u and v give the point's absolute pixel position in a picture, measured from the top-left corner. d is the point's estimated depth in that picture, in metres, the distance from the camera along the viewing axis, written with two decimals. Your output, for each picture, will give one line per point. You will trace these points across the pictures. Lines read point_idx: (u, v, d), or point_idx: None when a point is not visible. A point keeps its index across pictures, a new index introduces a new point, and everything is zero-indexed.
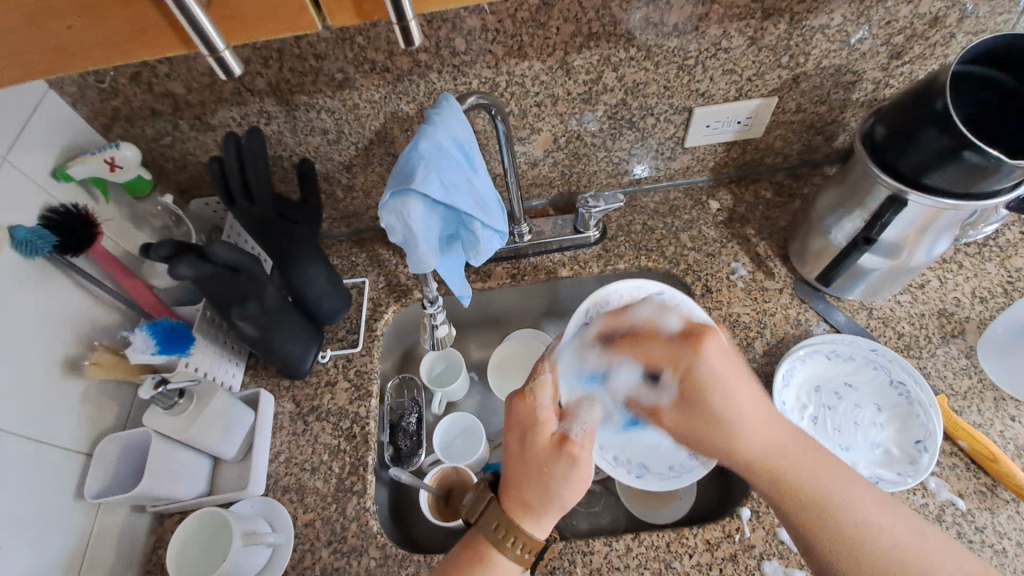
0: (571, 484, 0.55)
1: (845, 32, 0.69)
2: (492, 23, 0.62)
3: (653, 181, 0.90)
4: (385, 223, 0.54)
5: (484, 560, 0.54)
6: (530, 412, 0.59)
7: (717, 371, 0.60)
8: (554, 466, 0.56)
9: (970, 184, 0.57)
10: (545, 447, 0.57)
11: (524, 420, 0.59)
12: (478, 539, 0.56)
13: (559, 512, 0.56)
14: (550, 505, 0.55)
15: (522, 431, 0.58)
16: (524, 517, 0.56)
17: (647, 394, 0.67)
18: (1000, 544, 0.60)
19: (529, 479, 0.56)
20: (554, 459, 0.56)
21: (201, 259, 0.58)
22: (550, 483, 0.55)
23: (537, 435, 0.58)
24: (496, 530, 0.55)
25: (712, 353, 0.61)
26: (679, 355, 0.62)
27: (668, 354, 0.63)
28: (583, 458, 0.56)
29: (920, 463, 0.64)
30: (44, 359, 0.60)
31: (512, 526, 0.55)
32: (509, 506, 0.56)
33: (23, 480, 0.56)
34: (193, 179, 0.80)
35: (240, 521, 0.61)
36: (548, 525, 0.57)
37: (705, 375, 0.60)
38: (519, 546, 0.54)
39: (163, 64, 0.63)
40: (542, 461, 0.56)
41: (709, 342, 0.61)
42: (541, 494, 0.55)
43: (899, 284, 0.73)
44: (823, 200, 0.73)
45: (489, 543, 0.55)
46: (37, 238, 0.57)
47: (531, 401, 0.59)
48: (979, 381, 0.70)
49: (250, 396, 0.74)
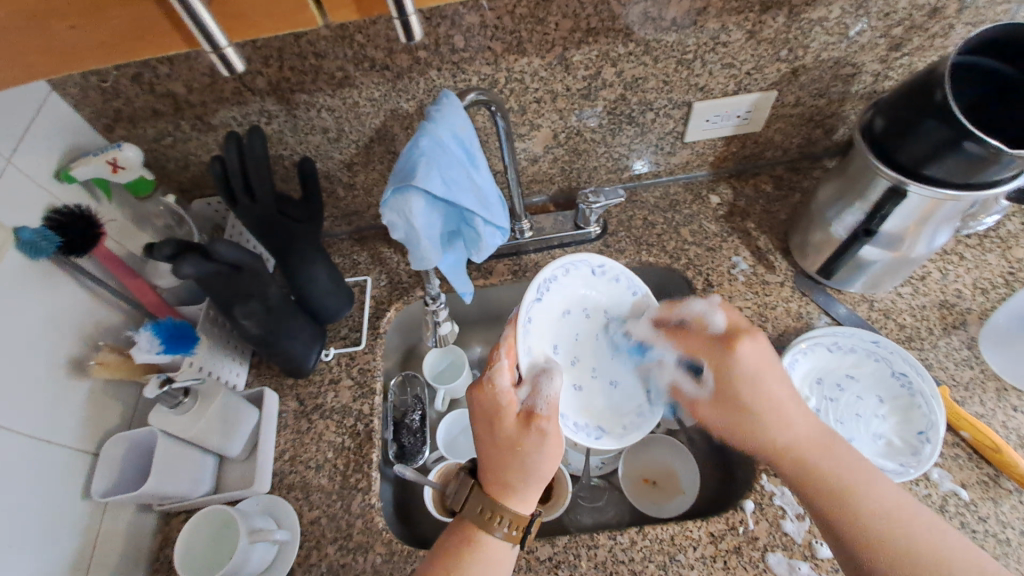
0: (546, 457, 0.57)
1: (844, 24, 0.69)
2: (491, 19, 0.63)
3: (653, 177, 0.90)
4: (387, 220, 0.54)
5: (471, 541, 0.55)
6: (489, 397, 0.58)
7: (751, 370, 0.63)
8: (526, 445, 0.56)
9: (970, 174, 0.57)
10: (511, 428, 0.57)
11: (487, 406, 0.58)
12: (464, 524, 0.56)
13: (540, 483, 0.57)
14: (530, 480, 0.56)
15: (487, 418, 0.58)
16: (507, 497, 0.56)
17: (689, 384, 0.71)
18: (1003, 533, 0.61)
19: (504, 460, 0.57)
20: (524, 437, 0.56)
21: (203, 258, 0.58)
22: (523, 463, 0.56)
23: (505, 419, 0.57)
24: (482, 513, 0.56)
25: (745, 352, 0.63)
26: (716, 357, 0.65)
27: (706, 347, 0.67)
28: (552, 431, 0.57)
29: (922, 454, 0.64)
30: (49, 359, 0.60)
31: (497, 507, 0.56)
32: (492, 489, 0.57)
33: (32, 481, 0.56)
34: (195, 179, 0.80)
35: (245, 518, 0.61)
36: (531, 499, 0.57)
37: (739, 372, 0.64)
38: (506, 524, 0.55)
39: (164, 65, 0.63)
40: (513, 442, 0.56)
41: (745, 342, 0.64)
42: (517, 474, 0.56)
43: (901, 275, 0.73)
44: (823, 192, 0.73)
45: (476, 525, 0.56)
46: (40, 239, 0.57)
47: (490, 390, 0.58)
48: (981, 371, 0.70)
49: (255, 395, 0.74)
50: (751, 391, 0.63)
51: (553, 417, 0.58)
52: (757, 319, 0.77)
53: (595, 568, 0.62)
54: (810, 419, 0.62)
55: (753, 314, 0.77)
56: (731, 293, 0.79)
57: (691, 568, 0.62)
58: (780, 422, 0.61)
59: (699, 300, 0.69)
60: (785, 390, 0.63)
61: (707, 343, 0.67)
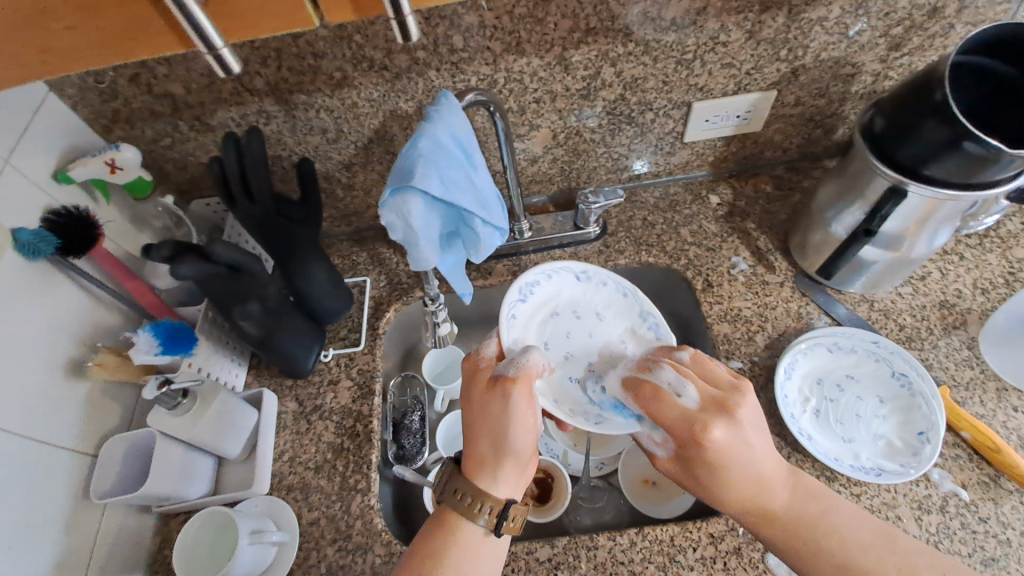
0: (509, 421, 0.57)
1: (844, 24, 0.69)
2: (490, 19, 0.63)
3: (653, 177, 0.90)
4: (386, 221, 0.54)
5: (453, 530, 0.54)
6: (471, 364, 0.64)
7: (724, 455, 0.54)
8: (492, 407, 0.58)
9: (970, 175, 0.56)
10: (481, 390, 0.60)
11: (469, 373, 0.63)
12: (446, 512, 0.55)
13: (508, 458, 0.56)
14: (500, 450, 0.56)
15: (466, 383, 0.62)
16: (483, 476, 0.56)
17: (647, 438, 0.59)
18: (1004, 534, 0.61)
19: (474, 426, 0.58)
20: (489, 399, 0.58)
21: (202, 259, 0.58)
22: (487, 429, 0.57)
23: (479, 380, 0.61)
24: (463, 498, 0.54)
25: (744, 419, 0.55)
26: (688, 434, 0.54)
27: (686, 421, 0.55)
28: (513, 391, 0.58)
29: (923, 454, 0.64)
30: (47, 360, 0.60)
31: (473, 487, 0.55)
32: (470, 470, 0.56)
33: (30, 483, 0.56)
34: (194, 180, 0.80)
35: (245, 519, 0.61)
36: (505, 479, 0.56)
37: (718, 452, 0.53)
38: (484, 507, 0.54)
39: (162, 65, 0.63)
40: (481, 405, 0.58)
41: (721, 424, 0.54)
42: (482, 442, 0.57)
43: (900, 275, 0.73)
44: (823, 193, 0.73)
45: (456, 511, 0.54)
46: (38, 240, 0.57)
47: (473, 358, 0.64)
48: (981, 372, 0.70)
49: (254, 396, 0.74)
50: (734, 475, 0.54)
51: (520, 377, 0.59)
52: (757, 319, 0.77)
53: (594, 569, 0.62)
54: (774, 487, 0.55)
55: (753, 315, 0.77)
56: (731, 294, 0.79)
57: (691, 569, 0.61)
58: (731, 489, 0.54)
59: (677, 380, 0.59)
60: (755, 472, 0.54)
61: (678, 420, 0.55)
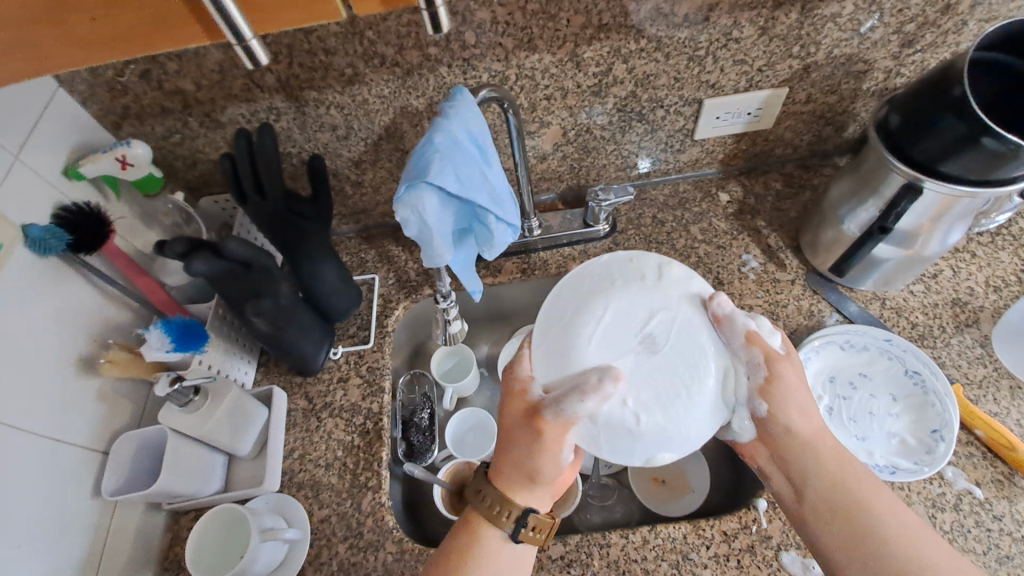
0: (537, 460, 0.54)
1: (857, 20, 0.69)
2: (502, 15, 0.62)
3: (662, 174, 0.90)
4: (400, 217, 0.53)
5: (479, 533, 0.55)
6: (508, 380, 0.59)
7: (803, 378, 0.56)
8: (522, 437, 0.55)
9: (987, 171, 0.56)
10: (514, 417, 0.56)
11: (504, 389, 0.59)
12: (472, 513, 0.56)
13: (532, 483, 0.56)
14: (523, 476, 0.55)
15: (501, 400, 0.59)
16: (509, 490, 0.56)
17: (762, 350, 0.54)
18: (1019, 532, 0.60)
19: (501, 446, 0.57)
20: (520, 432, 0.55)
21: (216, 256, 0.58)
22: (514, 456, 0.55)
23: (512, 405, 0.57)
24: (490, 506, 0.55)
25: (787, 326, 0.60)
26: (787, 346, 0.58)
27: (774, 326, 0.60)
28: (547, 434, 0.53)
29: (937, 453, 0.64)
30: (58, 358, 0.60)
31: (502, 499, 0.55)
32: (499, 482, 0.56)
33: (43, 480, 0.56)
34: (202, 177, 0.80)
35: (256, 517, 0.61)
36: (530, 496, 0.56)
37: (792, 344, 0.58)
38: (513, 519, 0.54)
39: (173, 61, 0.63)
40: (511, 432, 0.56)
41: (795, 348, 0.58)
42: (509, 465, 0.56)
43: (913, 273, 0.73)
44: (835, 190, 0.73)
45: (482, 517, 0.55)
46: (50, 236, 0.57)
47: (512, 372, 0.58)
48: (994, 369, 0.70)
49: (264, 394, 0.74)
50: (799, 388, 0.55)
51: (555, 424, 0.53)
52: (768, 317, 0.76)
53: (607, 567, 0.62)
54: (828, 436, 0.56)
55: (764, 312, 0.77)
56: (742, 292, 0.79)
57: (705, 567, 0.61)
58: (801, 413, 0.55)
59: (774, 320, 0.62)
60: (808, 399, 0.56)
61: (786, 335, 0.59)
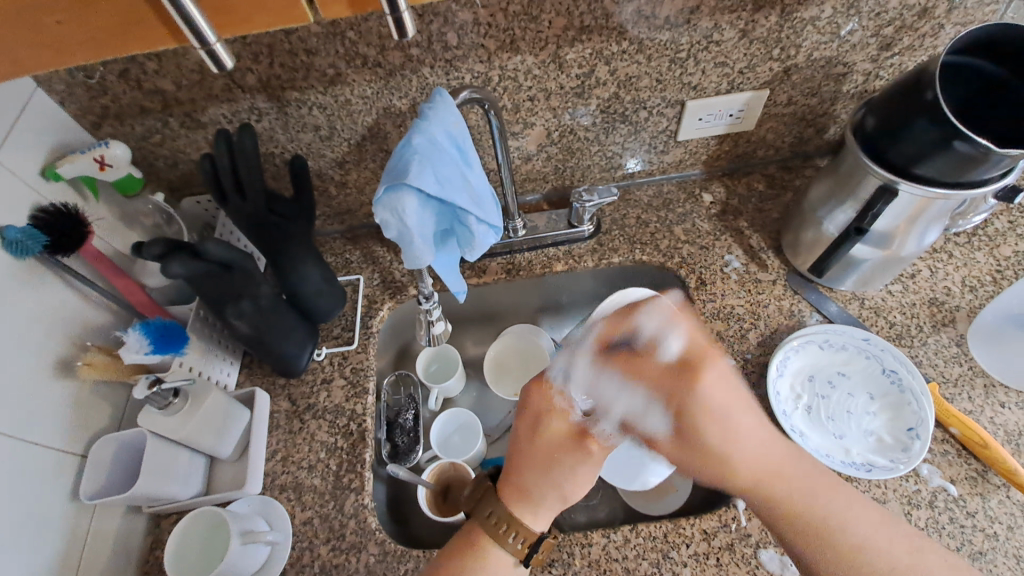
0: (580, 481, 0.58)
1: (836, 24, 0.69)
2: (484, 16, 0.62)
3: (647, 175, 0.90)
4: (380, 219, 0.54)
5: (478, 551, 0.55)
6: (543, 399, 0.61)
7: (717, 403, 0.58)
8: (567, 454, 0.58)
9: (961, 173, 0.57)
10: (558, 436, 0.59)
11: (539, 405, 0.61)
12: (475, 530, 0.56)
13: (559, 503, 0.57)
14: (551, 495, 0.57)
15: (535, 415, 0.60)
16: (523, 509, 0.56)
17: (646, 424, 0.62)
18: (991, 528, 0.62)
19: (535, 468, 0.57)
20: (567, 450, 0.58)
21: (193, 257, 0.57)
22: (554, 477, 0.57)
23: (554, 424, 0.59)
24: (495, 523, 0.55)
25: (711, 381, 0.58)
26: (676, 388, 0.59)
27: (664, 384, 0.60)
28: (596, 457, 0.59)
29: (912, 451, 0.65)
30: (35, 361, 0.59)
31: (510, 519, 0.55)
32: (511, 500, 0.57)
33: (20, 484, 0.55)
34: (184, 177, 0.79)
35: (237, 520, 0.61)
36: (547, 517, 0.57)
37: (700, 405, 0.58)
38: (516, 538, 0.55)
39: (152, 61, 0.62)
40: (552, 452, 0.58)
41: (708, 372, 0.59)
42: (544, 485, 0.57)
43: (890, 274, 0.74)
44: (815, 192, 0.73)
45: (487, 536, 0.55)
46: (25, 238, 0.56)
47: (546, 389, 0.61)
48: (969, 368, 0.71)
49: (246, 395, 0.73)
50: (715, 435, 0.57)
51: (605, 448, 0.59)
52: (750, 317, 0.77)
53: (588, 566, 0.62)
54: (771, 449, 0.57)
55: (746, 312, 0.78)
56: (724, 292, 0.79)
57: (684, 565, 0.62)
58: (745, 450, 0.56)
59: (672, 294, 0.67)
60: (745, 425, 0.57)
61: (658, 377, 0.60)
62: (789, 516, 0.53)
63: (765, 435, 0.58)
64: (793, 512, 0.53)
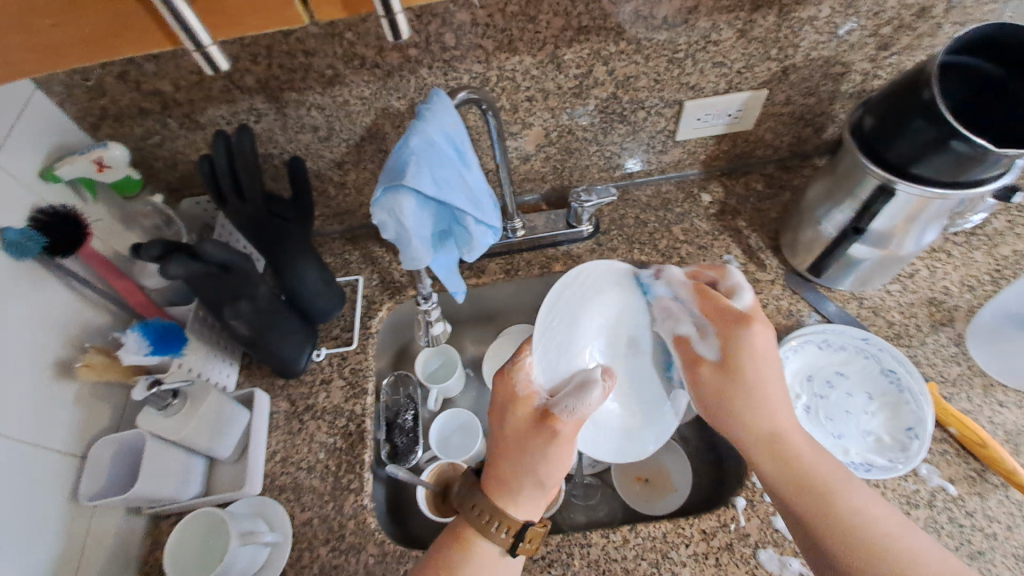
0: (554, 463, 0.58)
1: (834, 23, 0.69)
2: (482, 17, 0.62)
3: (645, 175, 0.90)
4: (378, 220, 0.54)
5: (466, 544, 0.55)
6: (509, 389, 0.63)
7: (762, 351, 0.63)
8: (531, 441, 0.58)
9: (958, 173, 0.57)
10: (523, 423, 0.60)
11: (504, 397, 0.62)
12: (463, 525, 0.56)
13: (536, 488, 0.57)
14: (525, 482, 0.57)
15: (502, 406, 0.62)
16: (505, 500, 0.57)
17: (696, 343, 0.68)
18: (989, 528, 0.62)
19: (507, 457, 0.58)
20: (534, 435, 0.59)
21: (191, 258, 0.57)
22: (524, 463, 0.57)
23: (516, 413, 0.60)
24: (479, 515, 0.55)
25: (756, 334, 0.63)
26: (729, 324, 0.65)
27: (720, 318, 0.66)
28: (559, 435, 0.58)
29: (910, 450, 0.65)
30: (34, 362, 0.59)
31: (495, 510, 0.55)
32: (492, 493, 0.57)
33: (20, 485, 0.56)
34: (183, 178, 0.79)
35: (236, 520, 0.61)
36: (529, 504, 0.58)
37: (748, 346, 0.63)
38: (502, 529, 0.55)
39: (150, 62, 0.62)
40: (519, 439, 0.59)
41: (760, 324, 0.64)
42: (517, 472, 0.57)
43: (890, 273, 0.74)
44: (813, 191, 0.73)
45: (472, 527, 0.56)
46: (25, 239, 0.57)
47: (509, 380, 0.63)
48: (968, 368, 0.71)
49: (245, 396, 0.74)
50: (755, 372, 0.63)
51: (573, 423, 0.59)
52: None
53: (587, 566, 0.63)
54: (821, 456, 0.58)
55: None
56: None
57: (683, 566, 0.62)
58: (769, 413, 0.61)
59: (733, 271, 0.68)
60: (775, 380, 0.63)
61: (722, 311, 0.66)
62: (830, 531, 0.53)
63: (791, 433, 0.60)
64: (829, 514, 0.54)
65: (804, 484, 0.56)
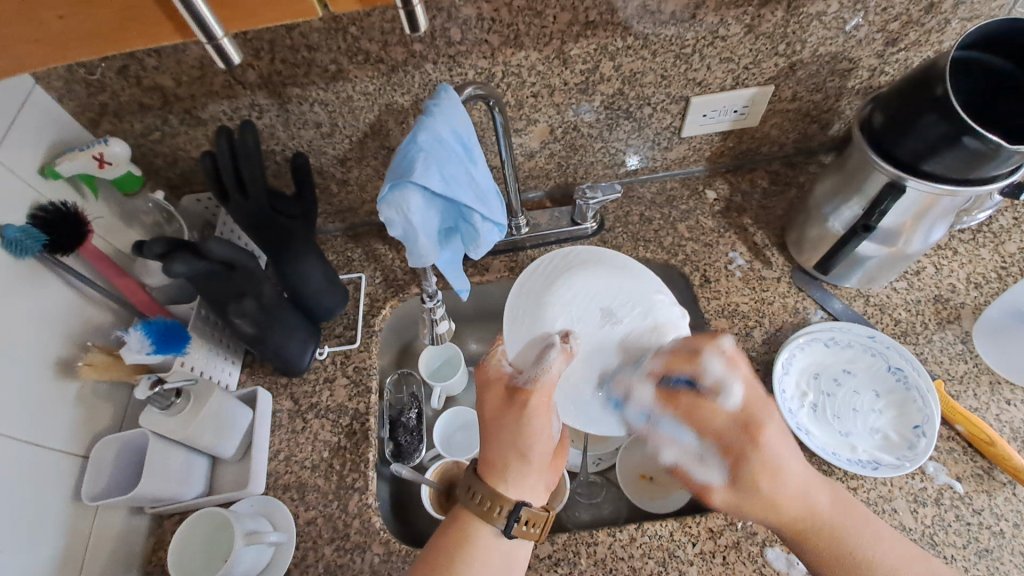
0: (532, 434, 0.56)
1: (842, 19, 0.69)
2: (487, 12, 0.62)
3: (650, 172, 0.90)
4: (385, 217, 0.53)
5: (466, 533, 0.55)
6: (484, 372, 0.62)
7: (776, 463, 0.56)
8: (506, 416, 0.57)
9: (969, 169, 0.57)
10: (498, 401, 0.59)
11: (482, 380, 0.61)
12: (462, 511, 0.56)
13: (521, 464, 0.56)
14: (509, 458, 0.56)
15: (478, 393, 0.61)
16: (496, 481, 0.56)
17: (698, 469, 0.59)
18: (997, 525, 0.62)
19: (490, 437, 0.57)
20: (507, 411, 0.57)
21: (196, 256, 0.57)
22: (505, 439, 0.56)
23: (492, 393, 0.59)
24: (478, 500, 0.55)
25: (771, 442, 0.56)
26: (739, 447, 0.57)
27: (720, 430, 0.58)
28: (531, 406, 0.56)
29: (918, 448, 0.65)
30: (36, 361, 0.58)
31: (492, 494, 0.55)
32: (486, 476, 0.56)
33: (23, 484, 0.55)
34: (183, 175, 0.78)
35: (240, 521, 0.60)
36: (522, 483, 0.56)
37: (761, 469, 0.56)
38: (500, 512, 0.54)
39: (151, 56, 0.62)
40: (497, 417, 0.58)
41: (767, 428, 0.57)
42: (500, 450, 0.56)
43: (896, 270, 0.73)
44: (821, 188, 0.73)
45: (471, 512, 0.55)
46: (25, 237, 0.55)
47: (485, 365, 0.62)
48: (974, 365, 0.71)
49: (248, 395, 0.73)
50: (767, 480, 0.56)
51: (541, 392, 0.57)
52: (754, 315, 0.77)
53: (594, 565, 0.62)
54: (806, 490, 0.56)
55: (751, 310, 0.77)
56: (729, 289, 0.79)
57: (691, 564, 0.62)
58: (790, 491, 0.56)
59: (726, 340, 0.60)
60: (791, 456, 0.57)
61: (721, 429, 0.58)
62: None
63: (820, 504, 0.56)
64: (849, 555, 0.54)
65: (812, 535, 0.55)
